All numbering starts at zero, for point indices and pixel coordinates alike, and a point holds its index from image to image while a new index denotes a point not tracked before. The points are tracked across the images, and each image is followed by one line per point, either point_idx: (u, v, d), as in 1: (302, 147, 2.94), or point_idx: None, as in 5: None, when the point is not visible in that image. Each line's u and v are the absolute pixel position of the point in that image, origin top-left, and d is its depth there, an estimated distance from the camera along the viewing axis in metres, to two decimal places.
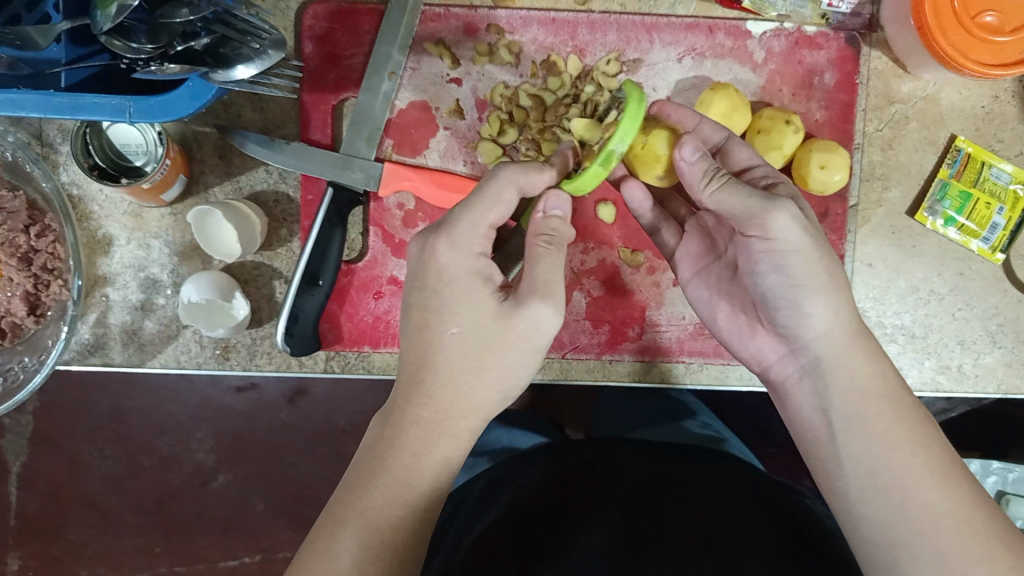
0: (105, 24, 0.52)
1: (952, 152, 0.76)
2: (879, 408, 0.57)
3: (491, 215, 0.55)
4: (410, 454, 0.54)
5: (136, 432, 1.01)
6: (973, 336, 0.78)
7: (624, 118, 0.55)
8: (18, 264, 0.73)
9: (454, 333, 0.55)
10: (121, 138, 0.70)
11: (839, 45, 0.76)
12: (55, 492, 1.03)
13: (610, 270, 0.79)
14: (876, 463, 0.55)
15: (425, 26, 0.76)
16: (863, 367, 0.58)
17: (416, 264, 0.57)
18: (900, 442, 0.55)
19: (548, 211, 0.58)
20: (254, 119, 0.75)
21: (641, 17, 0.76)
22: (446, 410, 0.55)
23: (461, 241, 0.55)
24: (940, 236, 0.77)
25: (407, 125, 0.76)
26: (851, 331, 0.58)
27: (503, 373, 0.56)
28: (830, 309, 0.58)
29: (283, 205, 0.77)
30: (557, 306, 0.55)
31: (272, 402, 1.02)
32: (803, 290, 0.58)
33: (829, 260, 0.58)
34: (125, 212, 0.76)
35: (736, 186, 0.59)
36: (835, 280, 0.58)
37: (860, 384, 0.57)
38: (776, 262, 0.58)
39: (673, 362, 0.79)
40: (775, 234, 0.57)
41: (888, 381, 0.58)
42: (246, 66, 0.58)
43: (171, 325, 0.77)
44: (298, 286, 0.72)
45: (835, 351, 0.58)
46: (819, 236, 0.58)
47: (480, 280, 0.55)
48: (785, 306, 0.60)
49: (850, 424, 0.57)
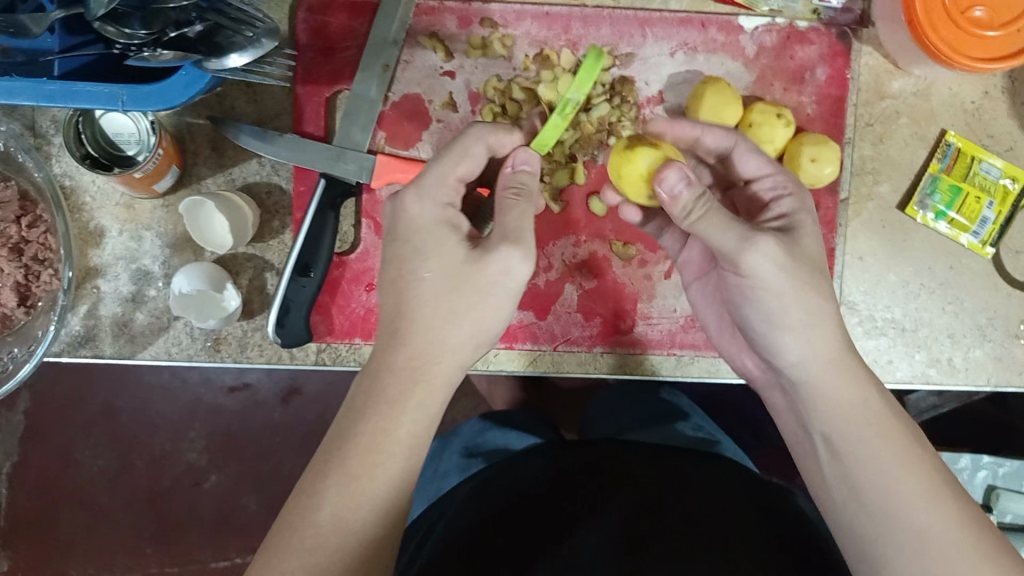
0: (98, 11, 0.53)
1: (942, 146, 0.77)
2: (869, 430, 0.56)
3: (460, 166, 0.58)
4: (389, 406, 0.53)
5: (128, 430, 1.01)
6: (963, 330, 0.79)
7: (579, 74, 0.68)
8: (9, 254, 0.73)
9: (427, 277, 0.55)
10: (113, 127, 0.70)
11: (831, 40, 0.77)
12: (46, 491, 1.02)
13: (601, 262, 0.79)
14: (861, 484, 0.55)
15: (419, 18, 0.76)
16: (845, 393, 0.57)
17: (392, 215, 0.59)
18: (890, 466, 0.54)
19: (518, 166, 0.60)
20: (247, 110, 0.75)
21: (634, 11, 0.76)
22: (424, 354, 0.55)
23: (429, 189, 0.57)
24: (930, 230, 0.78)
25: (400, 117, 0.76)
26: (830, 357, 0.58)
27: (475, 322, 0.56)
28: (804, 340, 0.58)
29: (276, 196, 0.77)
30: (529, 252, 0.56)
31: (265, 402, 1.02)
32: (775, 326, 0.59)
33: (809, 289, 0.57)
34: (117, 203, 0.76)
35: (715, 217, 0.56)
36: (812, 307, 0.57)
37: (844, 408, 0.57)
38: (752, 294, 0.59)
39: (664, 355, 0.79)
40: (748, 270, 0.57)
41: (873, 405, 0.57)
42: (239, 54, 0.58)
43: (163, 316, 0.76)
44: (289, 277, 0.72)
45: (815, 374, 0.58)
46: (795, 266, 0.57)
47: (448, 228, 0.57)
48: (765, 336, 0.60)
49: (834, 446, 0.57)
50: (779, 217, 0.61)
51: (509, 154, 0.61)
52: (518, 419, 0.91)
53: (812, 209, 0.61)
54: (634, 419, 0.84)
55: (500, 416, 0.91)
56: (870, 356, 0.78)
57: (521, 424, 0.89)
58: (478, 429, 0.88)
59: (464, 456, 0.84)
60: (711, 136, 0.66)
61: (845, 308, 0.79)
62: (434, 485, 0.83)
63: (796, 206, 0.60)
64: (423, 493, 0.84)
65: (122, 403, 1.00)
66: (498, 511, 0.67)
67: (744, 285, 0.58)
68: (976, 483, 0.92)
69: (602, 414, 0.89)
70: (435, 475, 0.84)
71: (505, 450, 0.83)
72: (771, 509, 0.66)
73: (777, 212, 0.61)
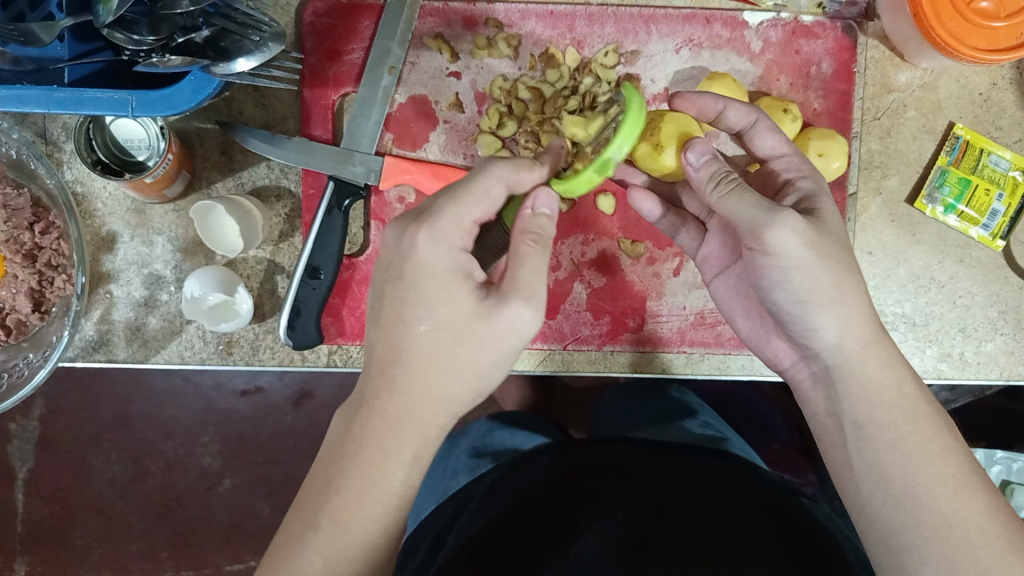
0: (106, 18, 0.53)
1: (950, 139, 0.77)
2: (893, 417, 0.56)
3: (476, 211, 0.54)
4: (380, 457, 0.53)
5: (142, 435, 1.02)
6: (974, 324, 0.78)
7: (625, 122, 0.55)
8: (23, 261, 0.74)
9: (427, 330, 0.53)
10: (123, 133, 0.71)
11: (836, 34, 0.77)
12: (62, 496, 1.03)
13: (610, 261, 0.79)
14: (885, 469, 0.55)
15: (423, 20, 0.76)
16: (877, 375, 0.57)
17: (393, 253, 0.54)
18: (912, 452, 0.55)
19: (536, 209, 0.56)
20: (255, 114, 0.76)
21: (638, 9, 0.76)
22: (417, 405, 0.54)
23: (443, 232, 0.53)
24: (940, 224, 0.78)
25: (407, 119, 0.76)
26: (864, 340, 0.57)
27: (472, 374, 0.55)
28: (838, 321, 0.57)
29: (285, 200, 0.77)
30: (538, 308, 0.54)
31: (276, 405, 1.02)
32: (808, 305, 0.57)
33: (838, 265, 0.56)
34: (129, 209, 0.77)
35: (745, 192, 0.56)
36: (842, 285, 0.56)
37: (876, 394, 0.57)
38: (777, 274, 0.57)
39: (674, 352, 0.79)
40: (777, 249, 0.55)
41: (905, 389, 0.57)
42: (247, 58, 0.59)
43: (175, 321, 0.77)
44: (300, 280, 0.72)
45: (847, 357, 0.57)
46: (826, 245, 0.56)
47: (458, 276, 0.54)
48: (792, 317, 0.59)
49: (865, 433, 0.57)
50: (797, 198, 0.60)
51: (529, 192, 0.57)
52: (526, 419, 0.91)
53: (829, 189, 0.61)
54: (641, 416, 0.85)
55: (512, 417, 0.92)
56: None
57: (531, 425, 0.89)
58: (486, 429, 0.88)
59: (472, 456, 0.84)
60: (732, 113, 0.65)
61: None
62: (443, 485, 0.83)
63: (816, 187, 0.60)
64: (431, 494, 0.85)
65: (136, 408, 1.01)
66: (508, 513, 0.66)
67: (769, 265, 0.57)
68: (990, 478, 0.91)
69: (611, 412, 0.90)
70: (444, 475, 0.85)
71: (512, 449, 0.83)
72: (773, 510, 0.65)
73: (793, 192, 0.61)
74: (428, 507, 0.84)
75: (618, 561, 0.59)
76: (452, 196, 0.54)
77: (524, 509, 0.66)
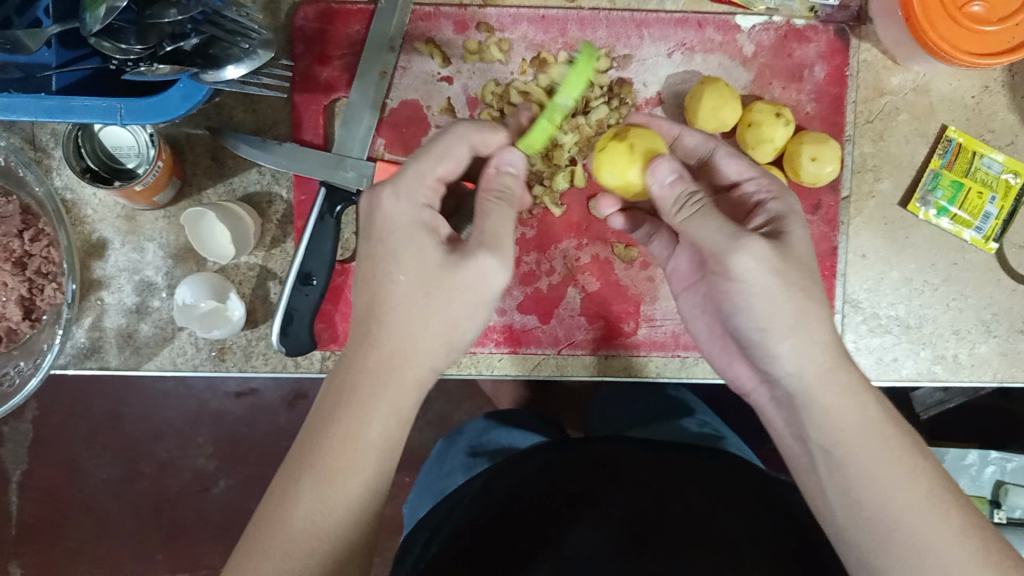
0: (93, 26, 0.53)
1: (943, 142, 0.77)
2: (861, 444, 0.56)
3: (439, 168, 0.58)
4: (360, 411, 0.53)
5: (135, 438, 1.02)
6: (968, 326, 0.78)
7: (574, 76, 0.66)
8: (12, 269, 0.73)
9: (403, 279, 0.55)
10: (112, 140, 0.70)
11: (829, 37, 0.77)
12: (55, 500, 1.03)
13: (604, 265, 0.79)
14: (858, 495, 0.55)
15: (414, 24, 0.76)
16: (841, 403, 0.57)
17: (367, 215, 0.58)
18: (882, 474, 0.55)
19: (501, 167, 0.60)
20: (246, 120, 0.75)
21: (630, 13, 0.76)
22: (392, 356, 0.54)
23: (406, 190, 0.56)
24: (933, 226, 0.78)
25: (399, 124, 0.76)
26: (823, 367, 0.57)
27: (448, 328, 0.56)
28: (798, 349, 0.57)
29: (277, 206, 0.77)
30: (505, 258, 0.56)
31: (271, 407, 1.02)
32: (767, 334, 0.58)
33: (794, 290, 0.57)
34: (119, 215, 0.76)
35: (708, 215, 0.58)
36: (801, 312, 0.57)
37: (840, 422, 0.56)
38: (740, 300, 0.58)
39: (668, 356, 0.79)
40: (739, 274, 0.57)
41: (870, 414, 0.57)
42: (236, 66, 0.59)
43: (166, 327, 0.77)
44: (292, 286, 0.72)
45: (807, 381, 0.57)
46: (789, 269, 0.57)
47: (425, 231, 0.56)
48: (757, 346, 0.60)
49: (832, 458, 0.56)
50: (767, 220, 0.61)
51: (497, 152, 0.60)
52: (525, 419, 0.91)
53: (798, 210, 0.61)
54: (641, 416, 0.84)
55: (511, 416, 0.91)
56: (874, 353, 0.78)
57: (529, 424, 0.88)
58: (483, 428, 0.88)
59: (469, 456, 0.84)
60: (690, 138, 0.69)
61: (848, 305, 0.79)
62: (439, 485, 0.83)
63: (785, 209, 0.61)
64: (428, 493, 0.84)
65: (129, 411, 1.01)
66: (502, 513, 0.66)
67: (733, 289, 0.58)
68: (984, 479, 0.92)
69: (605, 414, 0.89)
70: (440, 475, 0.84)
71: (510, 448, 0.83)
72: (768, 506, 0.65)
73: (762, 216, 0.61)
74: (423, 508, 0.84)
75: (616, 553, 0.59)
76: (415, 158, 0.58)
77: (519, 501, 0.67)
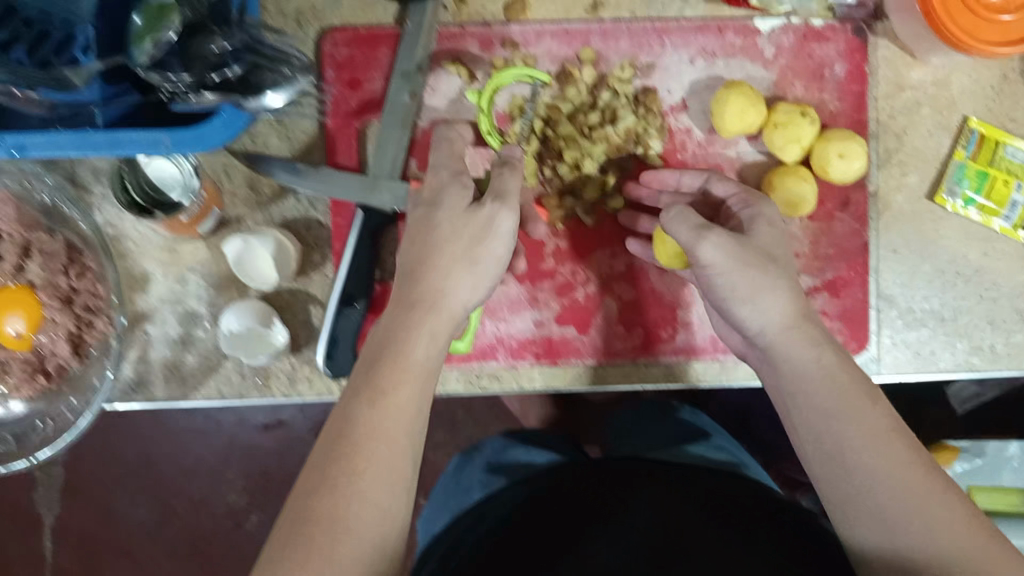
0: (141, 58, 0.57)
1: (966, 133, 0.78)
2: (824, 383, 0.60)
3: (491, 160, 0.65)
4: (402, 375, 0.57)
5: (167, 476, 1.05)
6: (1003, 315, 0.78)
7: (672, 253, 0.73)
8: (60, 304, 0.76)
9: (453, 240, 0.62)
10: (156, 173, 0.72)
11: (847, 36, 0.78)
12: (89, 540, 1.06)
13: (639, 273, 0.79)
14: (835, 446, 0.58)
15: (440, 46, 0.77)
16: (801, 350, 0.62)
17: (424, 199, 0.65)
18: (864, 437, 0.57)
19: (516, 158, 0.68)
20: (281, 147, 0.77)
21: (651, 23, 0.77)
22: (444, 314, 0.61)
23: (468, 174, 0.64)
24: (962, 218, 0.78)
25: (430, 143, 0.78)
26: (787, 322, 0.63)
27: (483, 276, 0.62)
28: (758, 310, 0.63)
29: (315, 230, 0.78)
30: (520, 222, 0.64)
31: (298, 437, 1.04)
32: (733, 300, 0.64)
33: (750, 266, 0.63)
34: (160, 248, 0.78)
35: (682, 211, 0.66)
36: (761, 279, 0.63)
37: (800, 363, 0.62)
38: (712, 285, 0.65)
39: (707, 360, 0.79)
40: (707, 262, 0.64)
41: (829, 362, 0.61)
42: (275, 91, 0.59)
43: (211, 357, 0.78)
44: (335, 308, 0.73)
45: (772, 333, 0.63)
46: (747, 251, 0.63)
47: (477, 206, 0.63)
48: (729, 313, 0.66)
49: (801, 402, 0.61)
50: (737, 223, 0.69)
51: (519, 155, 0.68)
52: (545, 438, 0.90)
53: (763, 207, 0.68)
54: (659, 439, 0.85)
55: (529, 434, 0.91)
56: (911, 347, 0.79)
57: (550, 444, 0.88)
58: (502, 445, 0.87)
59: (486, 473, 0.83)
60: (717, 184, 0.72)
61: (883, 301, 0.79)
62: (457, 499, 0.82)
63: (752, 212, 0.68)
64: (444, 508, 0.83)
65: (159, 448, 1.04)
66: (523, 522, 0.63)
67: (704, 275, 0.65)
68: None
69: (625, 431, 0.89)
70: (457, 491, 0.83)
71: (528, 465, 0.83)
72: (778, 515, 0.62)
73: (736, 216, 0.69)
74: (440, 520, 0.82)
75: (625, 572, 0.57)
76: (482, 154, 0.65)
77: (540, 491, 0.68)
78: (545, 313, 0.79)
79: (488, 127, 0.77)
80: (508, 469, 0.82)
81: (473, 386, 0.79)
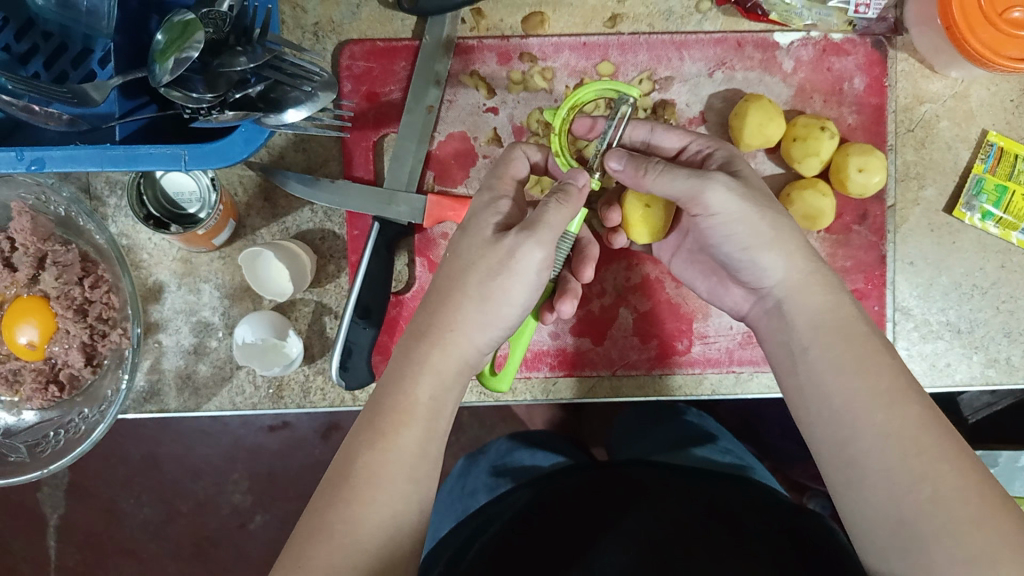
0: (162, 77, 0.57)
1: (984, 146, 0.77)
2: (830, 335, 0.56)
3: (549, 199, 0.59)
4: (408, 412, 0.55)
5: (171, 477, 1.04)
6: (1019, 328, 0.78)
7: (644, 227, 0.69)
8: (74, 315, 0.74)
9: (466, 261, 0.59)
10: (173, 186, 0.72)
11: (866, 49, 0.77)
12: (94, 541, 1.06)
13: (655, 285, 0.78)
14: (843, 416, 0.53)
15: (458, 58, 0.77)
16: (818, 300, 0.58)
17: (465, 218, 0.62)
18: (870, 400, 0.52)
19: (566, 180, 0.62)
20: (296, 159, 0.77)
21: (670, 35, 0.77)
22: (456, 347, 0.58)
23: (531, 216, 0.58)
24: (980, 231, 0.78)
25: (446, 156, 0.78)
26: (808, 269, 0.60)
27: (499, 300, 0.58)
28: (782, 258, 0.60)
29: (330, 241, 0.78)
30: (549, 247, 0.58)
31: (304, 440, 1.04)
32: (751, 249, 0.61)
33: (763, 208, 0.60)
34: (174, 258, 0.77)
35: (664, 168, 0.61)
36: (777, 226, 0.60)
37: (816, 317, 0.58)
38: (720, 230, 0.61)
39: (722, 372, 0.78)
40: (715, 209, 0.60)
41: (846, 310, 0.58)
42: (297, 108, 0.59)
43: (224, 366, 0.78)
44: (350, 321, 0.72)
45: (791, 286, 0.60)
46: (754, 194, 0.60)
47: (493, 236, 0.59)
48: (743, 264, 0.62)
49: (810, 355, 0.57)
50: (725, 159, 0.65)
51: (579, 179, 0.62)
52: (553, 441, 0.89)
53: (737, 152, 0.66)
54: (660, 443, 0.82)
55: (536, 438, 0.89)
56: (927, 359, 0.78)
57: (558, 448, 0.87)
58: (506, 449, 0.87)
59: (491, 476, 0.82)
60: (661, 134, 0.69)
61: (899, 313, 0.79)
62: (462, 504, 0.80)
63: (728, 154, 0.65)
64: (449, 513, 0.81)
65: (164, 450, 1.03)
66: (531, 532, 0.61)
67: (714, 223, 0.61)
68: None
69: (630, 433, 0.89)
70: (462, 494, 0.82)
71: (532, 468, 0.80)
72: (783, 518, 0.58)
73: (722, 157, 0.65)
74: (445, 528, 0.81)
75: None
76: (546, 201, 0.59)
77: (543, 508, 0.64)
78: (560, 324, 0.79)
79: (557, 147, 0.71)
80: (514, 474, 0.80)
81: (487, 397, 0.79)
